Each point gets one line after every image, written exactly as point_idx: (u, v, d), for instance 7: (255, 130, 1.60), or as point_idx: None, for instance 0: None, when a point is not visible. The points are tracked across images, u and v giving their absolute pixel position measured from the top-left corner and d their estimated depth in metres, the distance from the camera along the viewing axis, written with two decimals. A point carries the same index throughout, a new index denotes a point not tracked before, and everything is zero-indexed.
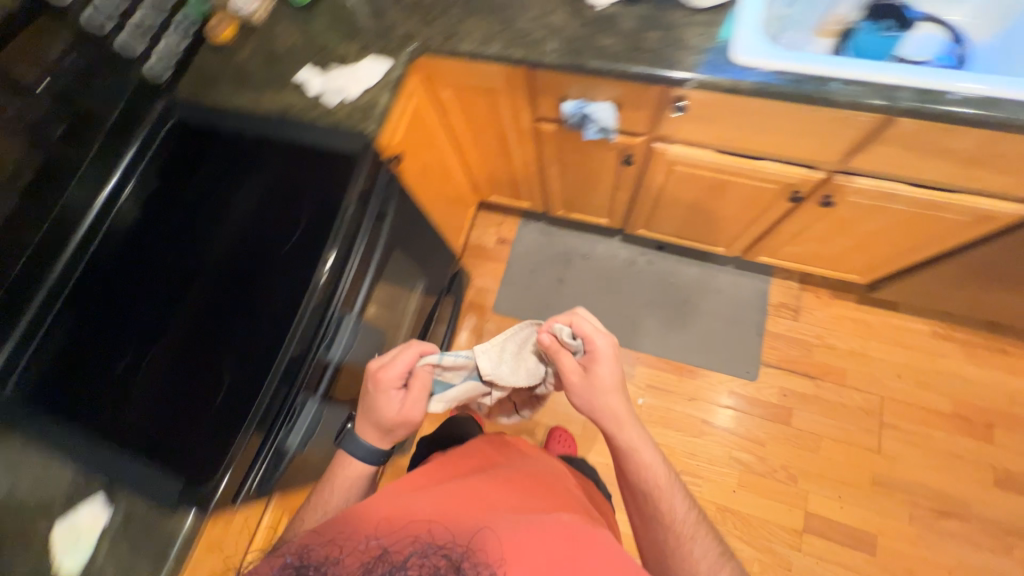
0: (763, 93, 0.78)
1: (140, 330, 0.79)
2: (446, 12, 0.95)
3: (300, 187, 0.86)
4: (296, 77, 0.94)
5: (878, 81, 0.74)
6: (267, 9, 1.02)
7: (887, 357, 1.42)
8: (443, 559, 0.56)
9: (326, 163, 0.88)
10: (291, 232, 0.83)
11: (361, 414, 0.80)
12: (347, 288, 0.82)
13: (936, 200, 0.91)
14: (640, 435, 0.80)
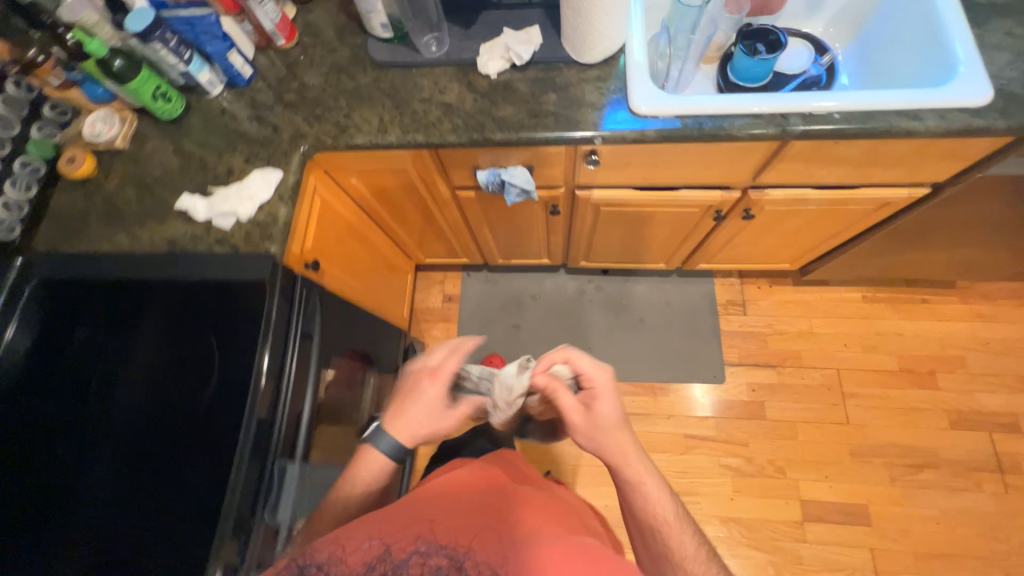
0: (669, 138, 0.79)
1: (49, 543, 0.67)
2: (334, 104, 0.89)
3: (207, 325, 0.76)
4: (177, 204, 0.83)
5: (770, 110, 0.76)
6: (129, 131, 0.91)
7: (832, 330, 1.50)
8: (445, 559, 0.57)
9: (232, 292, 0.77)
10: (207, 381, 0.72)
11: (398, 420, 0.74)
12: (285, 427, 0.72)
13: (842, 197, 0.97)
14: (651, 471, 0.71)
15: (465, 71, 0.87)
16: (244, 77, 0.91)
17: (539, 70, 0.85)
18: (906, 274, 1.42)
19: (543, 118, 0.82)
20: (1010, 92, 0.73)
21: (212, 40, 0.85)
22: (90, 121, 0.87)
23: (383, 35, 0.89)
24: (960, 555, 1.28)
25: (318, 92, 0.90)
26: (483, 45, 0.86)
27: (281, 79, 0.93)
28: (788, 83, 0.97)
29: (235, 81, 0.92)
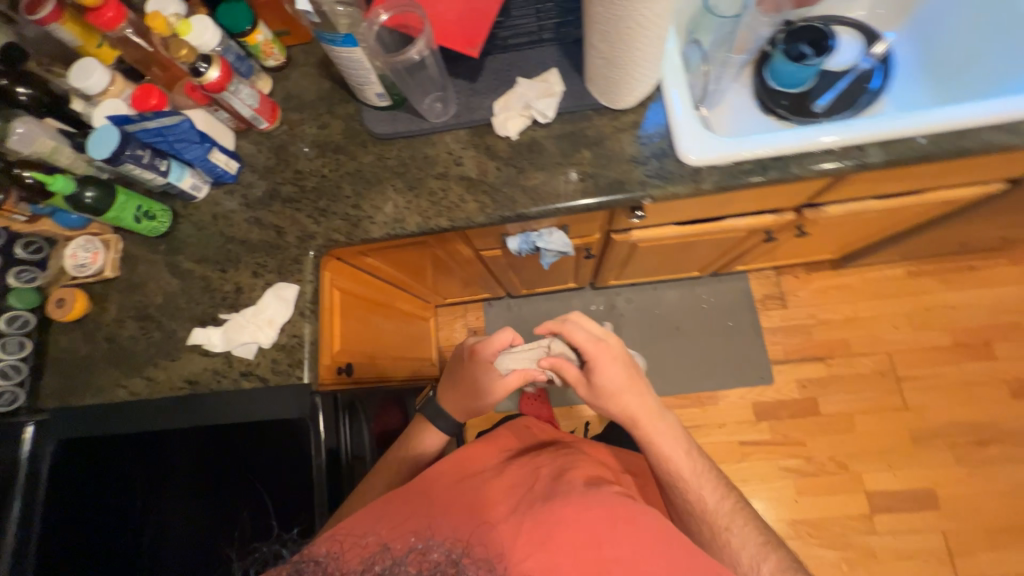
0: (727, 187, 0.69)
1: None
2: (339, 192, 0.78)
3: (252, 466, 0.71)
4: (190, 339, 0.74)
5: (841, 142, 0.66)
6: (117, 255, 0.81)
7: (878, 312, 1.44)
8: (439, 556, 0.45)
9: (270, 435, 0.71)
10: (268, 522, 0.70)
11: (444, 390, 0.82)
12: None
13: (907, 203, 0.87)
14: (667, 424, 0.71)
15: (481, 133, 0.76)
16: (232, 174, 0.80)
17: (566, 122, 0.74)
18: (955, 247, 1.34)
19: (580, 184, 0.72)
20: None
21: (189, 147, 0.73)
22: (70, 252, 0.77)
23: (379, 104, 0.77)
24: None
25: (318, 178, 0.80)
26: (498, 102, 0.75)
27: (272, 168, 0.82)
28: (838, 79, 0.86)
29: (222, 179, 0.80)
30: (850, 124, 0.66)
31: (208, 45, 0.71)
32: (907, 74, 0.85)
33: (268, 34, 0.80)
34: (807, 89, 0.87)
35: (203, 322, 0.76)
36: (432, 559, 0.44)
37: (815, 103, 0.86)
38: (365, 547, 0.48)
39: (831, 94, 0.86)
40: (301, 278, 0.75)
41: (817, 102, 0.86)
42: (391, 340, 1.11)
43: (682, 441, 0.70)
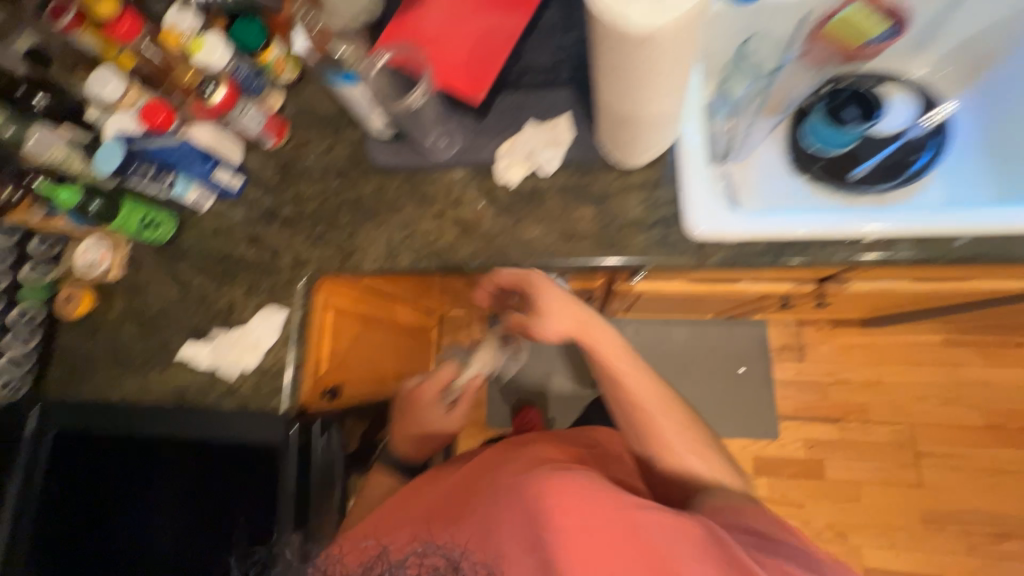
0: (735, 265, 0.64)
1: None
2: (336, 220, 0.78)
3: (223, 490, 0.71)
4: (182, 352, 0.77)
5: (868, 234, 0.60)
6: (124, 257, 0.83)
7: (904, 378, 1.34)
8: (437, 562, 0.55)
9: (246, 463, 0.71)
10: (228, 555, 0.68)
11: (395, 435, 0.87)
12: None
13: (944, 290, 0.79)
14: (639, 371, 0.68)
15: (483, 175, 0.73)
16: (235, 190, 0.82)
17: (571, 173, 0.70)
18: (1002, 323, 1.22)
19: (576, 245, 0.68)
20: None
21: (191, 164, 0.76)
22: (81, 251, 0.79)
23: (384, 135, 0.76)
24: None
25: (318, 204, 0.79)
26: (502, 146, 0.72)
27: (276, 186, 0.82)
28: (883, 145, 0.78)
29: (225, 196, 0.82)
30: (882, 215, 0.60)
31: (217, 64, 0.71)
32: (962, 148, 0.77)
33: (281, 52, 0.79)
34: (846, 152, 0.79)
35: (195, 336, 0.78)
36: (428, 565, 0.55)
37: (851, 169, 0.78)
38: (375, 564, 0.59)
39: (871, 161, 0.77)
40: (290, 305, 0.76)
41: (853, 167, 0.78)
42: (387, 355, 1.12)
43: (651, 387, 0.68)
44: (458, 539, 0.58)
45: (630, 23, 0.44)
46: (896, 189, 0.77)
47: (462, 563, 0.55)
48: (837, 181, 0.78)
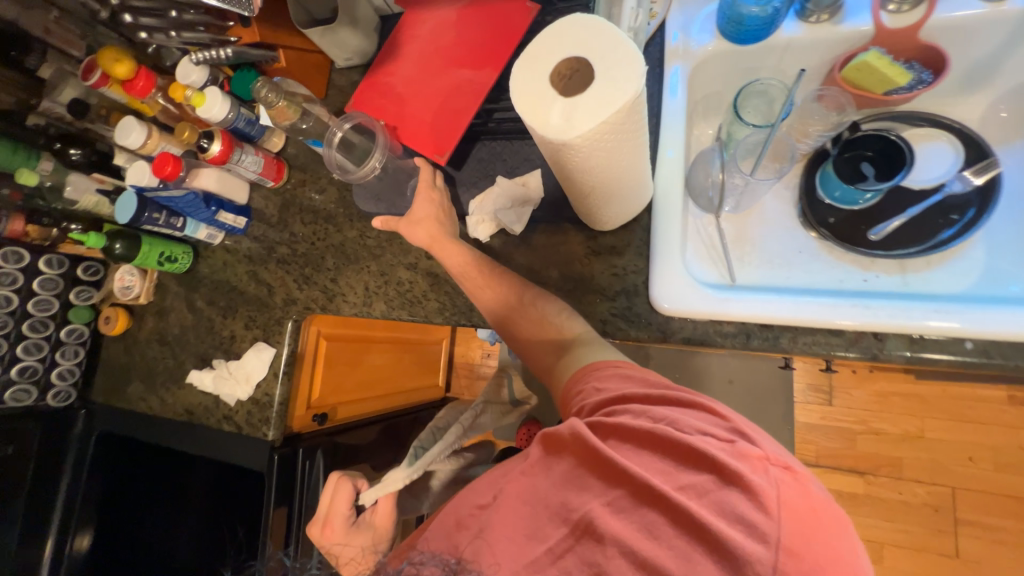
0: (702, 345, 0.60)
1: None
2: (322, 263, 0.82)
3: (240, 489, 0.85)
4: (190, 376, 0.86)
5: (852, 326, 0.54)
6: (151, 283, 0.93)
7: (952, 437, 1.19)
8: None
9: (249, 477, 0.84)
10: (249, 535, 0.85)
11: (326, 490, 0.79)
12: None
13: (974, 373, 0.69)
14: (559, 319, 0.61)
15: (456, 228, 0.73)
16: (240, 228, 0.88)
17: (541, 232, 0.69)
18: None
19: None
20: None
21: (197, 211, 0.82)
22: (119, 276, 0.90)
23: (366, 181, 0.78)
24: None
25: (308, 246, 0.84)
26: (475, 200, 0.71)
27: (275, 224, 0.88)
28: (912, 202, 0.68)
29: (232, 233, 0.88)
30: (870, 302, 0.54)
31: (217, 117, 0.76)
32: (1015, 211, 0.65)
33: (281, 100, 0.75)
34: (862, 211, 0.70)
35: (201, 361, 0.87)
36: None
37: (868, 229, 0.69)
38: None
39: (896, 220, 0.67)
40: (280, 342, 0.82)
41: (871, 227, 0.69)
42: (388, 373, 1.17)
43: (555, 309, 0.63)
44: (440, 549, 0.46)
45: (546, 137, 0.40)
46: (922, 257, 0.66)
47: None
48: (849, 244, 0.68)
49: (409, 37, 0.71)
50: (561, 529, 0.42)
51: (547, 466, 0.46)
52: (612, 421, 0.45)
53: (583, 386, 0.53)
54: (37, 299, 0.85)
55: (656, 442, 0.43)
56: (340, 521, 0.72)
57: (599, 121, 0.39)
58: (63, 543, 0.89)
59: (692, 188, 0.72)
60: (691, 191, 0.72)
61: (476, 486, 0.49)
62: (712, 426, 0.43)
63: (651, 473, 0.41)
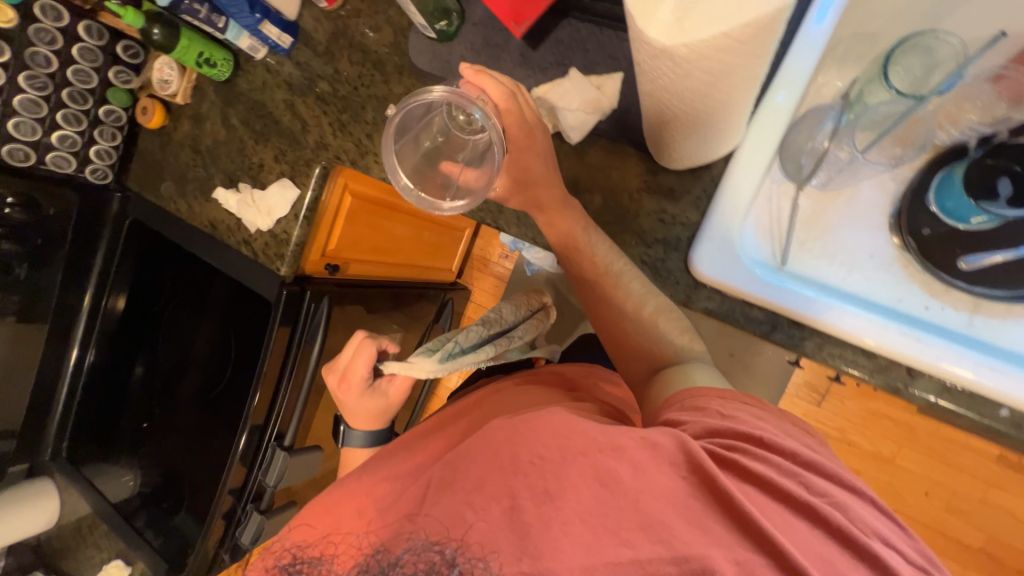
0: (725, 321, 0.57)
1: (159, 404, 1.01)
2: (362, 114, 0.76)
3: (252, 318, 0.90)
4: (216, 193, 0.86)
5: (887, 352, 0.50)
6: (190, 84, 0.89)
7: (919, 471, 1.20)
8: (437, 557, 0.41)
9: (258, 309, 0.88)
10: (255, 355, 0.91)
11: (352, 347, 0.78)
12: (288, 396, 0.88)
13: None
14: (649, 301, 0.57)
15: None
16: (284, 48, 0.80)
17: (599, 149, 0.61)
18: None
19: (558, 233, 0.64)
20: None
21: (240, 14, 0.73)
22: (157, 67, 0.86)
23: (426, 33, 0.68)
24: None
25: (350, 90, 0.77)
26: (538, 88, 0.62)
27: (322, 54, 0.80)
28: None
29: (275, 50, 0.81)
30: (925, 337, 0.49)
31: None
32: None
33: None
34: (969, 232, 0.59)
35: (228, 181, 0.86)
36: (426, 559, 0.42)
37: (960, 255, 0.59)
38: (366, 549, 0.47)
39: (997, 254, 0.58)
40: (304, 185, 0.80)
41: (966, 254, 0.59)
42: (405, 246, 1.18)
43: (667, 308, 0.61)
44: (453, 530, 0.42)
45: (644, 34, 0.33)
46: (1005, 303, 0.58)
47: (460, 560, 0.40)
48: (931, 265, 0.60)
49: None
50: (655, 550, 0.38)
51: (661, 480, 0.41)
52: (746, 462, 0.43)
53: (702, 406, 0.49)
54: (77, 68, 0.82)
55: (788, 505, 0.42)
56: (357, 383, 0.77)
57: (725, 30, 0.31)
58: (100, 299, 1.00)
59: (787, 148, 0.61)
60: (783, 151, 0.61)
61: (534, 434, 0.46)
62: (859, 511, 0.42)
63: (788, 542, 0.39)
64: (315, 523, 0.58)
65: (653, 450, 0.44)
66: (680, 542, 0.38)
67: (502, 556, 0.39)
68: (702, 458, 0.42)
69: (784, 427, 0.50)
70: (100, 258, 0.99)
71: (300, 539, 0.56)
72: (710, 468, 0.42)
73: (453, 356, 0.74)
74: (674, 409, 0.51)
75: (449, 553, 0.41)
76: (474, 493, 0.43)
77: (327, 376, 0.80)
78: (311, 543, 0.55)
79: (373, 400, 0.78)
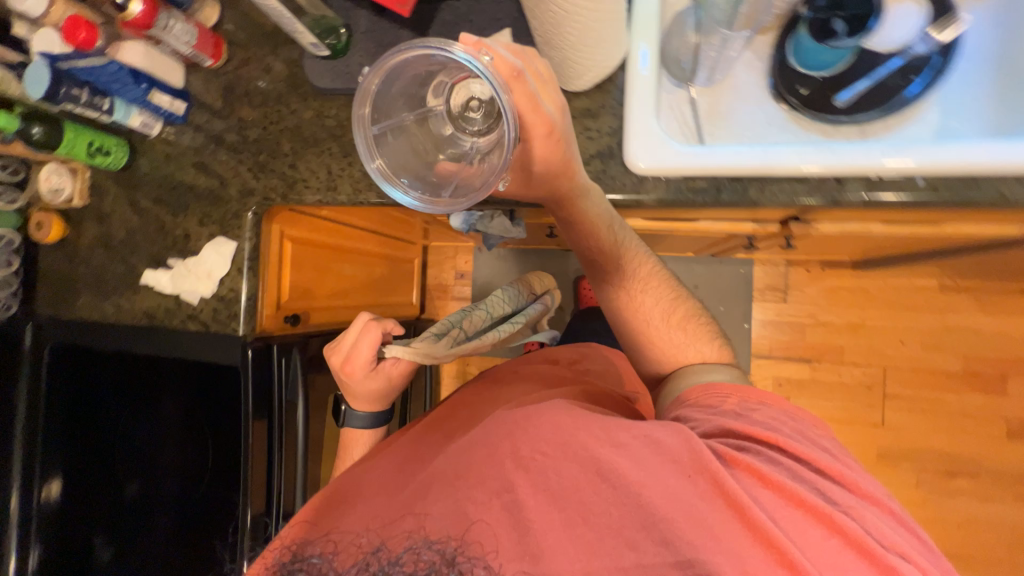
0: (680, 203, 0.60)
1: (132, 513, 0.92)
2: (277, 149, 0.76)
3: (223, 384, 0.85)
4: (145, 278, 0.81)
5: (816, 172, 0.55)
6: (85, 184, 0.84)
7: (888, 324, 1.31)
8: (437, 555, 0.54)
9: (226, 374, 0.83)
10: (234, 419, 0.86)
11: (355, 327, 0.81)
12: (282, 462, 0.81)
13: (924, 235, 0.73)
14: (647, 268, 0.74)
15: None
16: (180, 115, 0.79)
17: None
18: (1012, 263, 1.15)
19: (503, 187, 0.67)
20: None
21: (125, 88, 0.72)
22: (43, 176, 0.80)
23: (319, 53, 0.71)
24: (977, 559, 1.24)
25: (259, 131, 0.77)
26: None
27: (220, 111, 0.80)
28: (880, 66, 0.68)
29: (171, 119, 0.80)
30: (838, 146, 0.55)
31: None
32: (970, 66, 0.66)
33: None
34: (832, 76, 0.70)
35: (155, 263, 0.81)
36: (427, 560, 0.53)
37: (835, 95, 0.69)
38: (362, 542, 0.59)
39: (862, 85, 0.68)
40: (239, 238, 0.78)
41: (839, 93, 0.69)
42: (360, 285, 1.15)
43: (680, 307, 0.76)
44: (455, 531, 0.56)
45: None
46: (882, 119, 0.69)
47: (458, 558, 0.54)
48: (817, 111, 0.69)
49: None
50: (651, 546, 0.53)
51: (666, 479, 0.55)
52: (758, 462, 0.57)
53: (717, 403, 0.65)
54: None
55: (796, 507, 0.54)
56: (360, 368, 0.81)
57: None
58: (31, 495, 0.87)
59: (666, 58, 0.71)
60: (664, 61, 0.71)
61: (538, 430, 0.61)
62: (850, 506, 0.54)
63: (784, 532, 0.52)
64: (317, 524, 0.66)
65: (651, 444, 0.58)
66: (679, 543, 0.52)
67: (499, 556, 0.54)
68: (703, 454, 0.56)
69: (804, 432, 0.62)
70: (23, 400, 0.87)
71: (301, 536, 0.64)
72: (709, 465, 0.55)
73: (455, 339, 0.86)
74: (687, 404, 0.67)
75: (449, 552, 0.54)
76: (475, 489, 0.58)
77: (330, 360, 0.82)
78: (312, 539, 0.63)
79: (376, 382, 0.84)
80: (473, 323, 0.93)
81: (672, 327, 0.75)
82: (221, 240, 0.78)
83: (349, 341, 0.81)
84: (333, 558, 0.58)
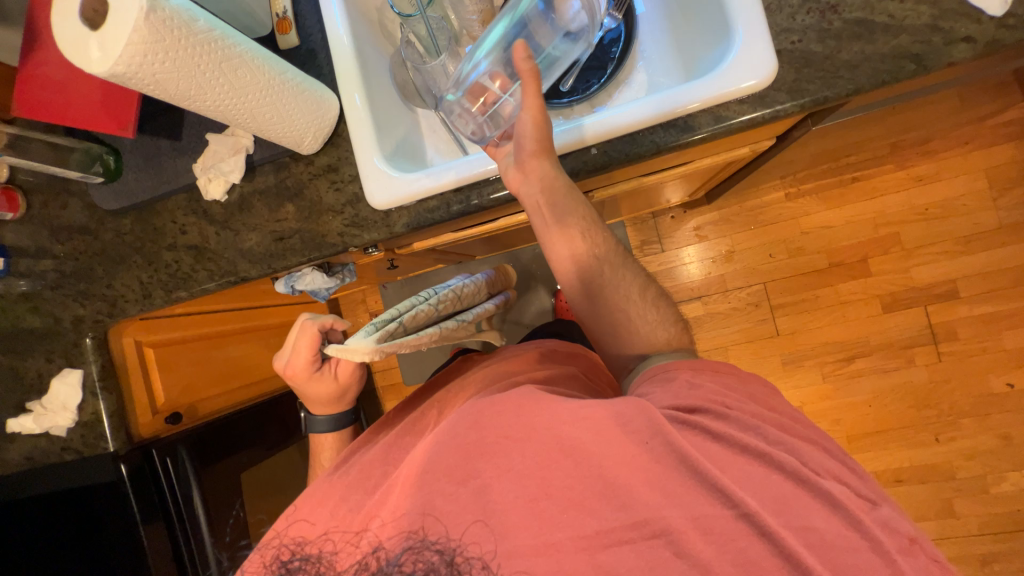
0: (455, 200, 0.67)
1: None
2: (93, 273, 0.82)
3: (102, 524, 0.81)
4: (11, 427, 0.84)
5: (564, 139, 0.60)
6: None
7: (756, 243, 1.38)
8: (436, 555, 0.46)
9: (110, 510, 0.81)
10: (133, 553, 0.81)
11: (296, 330, 0.74)
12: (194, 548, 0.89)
13: (681, 173, 0.81)
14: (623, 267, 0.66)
15: (196, 197, 0.76)
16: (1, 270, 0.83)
17: (268, 173, 0.73)
18: (835, 156, 1.23)
19: (289, 241, 0.72)
20: (801, 53, 0.55)
21: None
22: None
23: (94, 181, 0.76)
24: (893, 428, 1.32)
25: (74, 262, 0.82)
26: (197, 163, 0.73)
27: (31, 253, 0.84)
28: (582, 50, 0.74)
29: None
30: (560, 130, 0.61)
31: None
32: (652, 26, 0.75)
33: None
34: None
35: (17, 410, 0.85)
36: (426, 560, 0.46)
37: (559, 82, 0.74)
38: (357, 542, 0.51)
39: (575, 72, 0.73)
40: (81, 367, 0.83)
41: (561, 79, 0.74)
42: (247, 364, 1.19)
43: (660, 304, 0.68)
44: (454, 531, 0.47)
45: (101, 75, 0.43)
46: (603, 90, 0.75)
47: (458, 559, 0.46)
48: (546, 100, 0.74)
49: (47, 13, 0.65)
50: (618, 517, 0.47)
51: (628, 451, 0.49)
52: (710, 422, 0.53)
53: (671, 376, 0.60)
54: None
55: (767, 466, 0.51)
56: (303, 370, 0.75)
57: (126, 41, 0.42)
58: None
59: (405, 91, 0.77)
60: (404, 94, 0.77)
61: (501, 417, 0.53)
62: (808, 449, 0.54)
63: (747, 493, 0.48)
64: (315, 518, 0.56)
65: (615, 419, 0.52)
66: (662, 512, 0.46)
67: (499, 555, 0.46)
68: (659, 421, 0.51)
69: (755, 396, 0.60)
70: None
71: (297, 536, 0.55)
72: (663, 431, 0.50)
73: (392, 338, 0.65)
74: (650, 382, 0.61)
75: (447, 551, 0.47)
76: (444, 481, 0.50)
77: (276, 364, 0.77)
78: (311, 541, 0.54)
79: (327, 385, 0.77)
80: (417, 320, 0.71)
81: (649, 308, 0.67)
82: (65, 372, 0.83)
83: (292, 341, 0.74)
84: (330, 560, 0.51)
